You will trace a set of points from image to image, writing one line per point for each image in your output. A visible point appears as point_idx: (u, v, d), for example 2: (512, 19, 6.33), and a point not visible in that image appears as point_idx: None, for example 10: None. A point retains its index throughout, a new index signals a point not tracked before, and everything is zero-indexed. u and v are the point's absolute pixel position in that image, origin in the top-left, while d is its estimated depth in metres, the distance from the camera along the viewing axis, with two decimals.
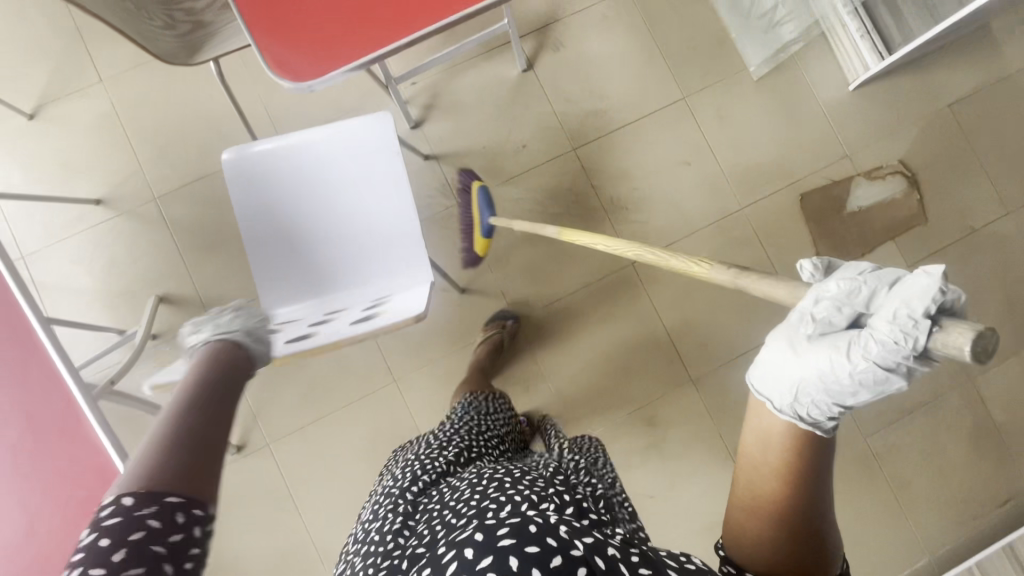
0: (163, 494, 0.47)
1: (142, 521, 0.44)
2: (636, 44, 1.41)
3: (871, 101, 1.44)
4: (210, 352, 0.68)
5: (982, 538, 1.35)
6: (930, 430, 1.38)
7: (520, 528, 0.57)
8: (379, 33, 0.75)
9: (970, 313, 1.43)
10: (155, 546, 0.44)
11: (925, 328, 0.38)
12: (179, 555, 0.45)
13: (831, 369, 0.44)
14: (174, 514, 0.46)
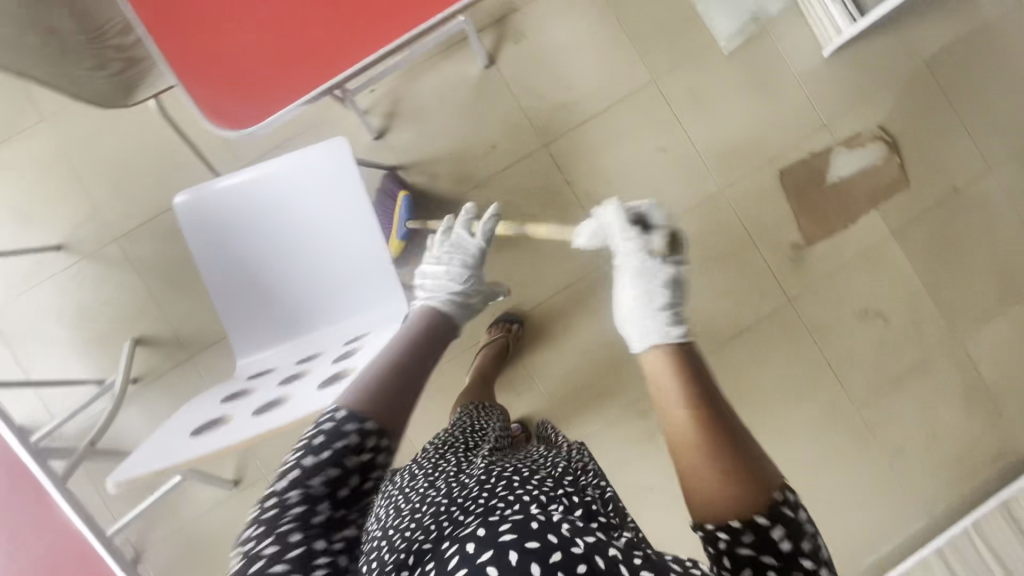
0: (363, 418, 0.56)
1: (343, 434, 0.54)
2: (600, 28, 1.35)
3: (846, 67, 1.39)
4: (426, 306, 0.75)
5: (978, 495, 1.37)
6: (921, 396, 1.39)
7: (522, 525, 0.54)
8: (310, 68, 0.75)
9: (958, 275, 1.41)
10: (350, 457, 0.54)
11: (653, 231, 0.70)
12: (364, 470, 0.54)
13: (636, 274, 0.67)
14: (368, 437, 0.55)
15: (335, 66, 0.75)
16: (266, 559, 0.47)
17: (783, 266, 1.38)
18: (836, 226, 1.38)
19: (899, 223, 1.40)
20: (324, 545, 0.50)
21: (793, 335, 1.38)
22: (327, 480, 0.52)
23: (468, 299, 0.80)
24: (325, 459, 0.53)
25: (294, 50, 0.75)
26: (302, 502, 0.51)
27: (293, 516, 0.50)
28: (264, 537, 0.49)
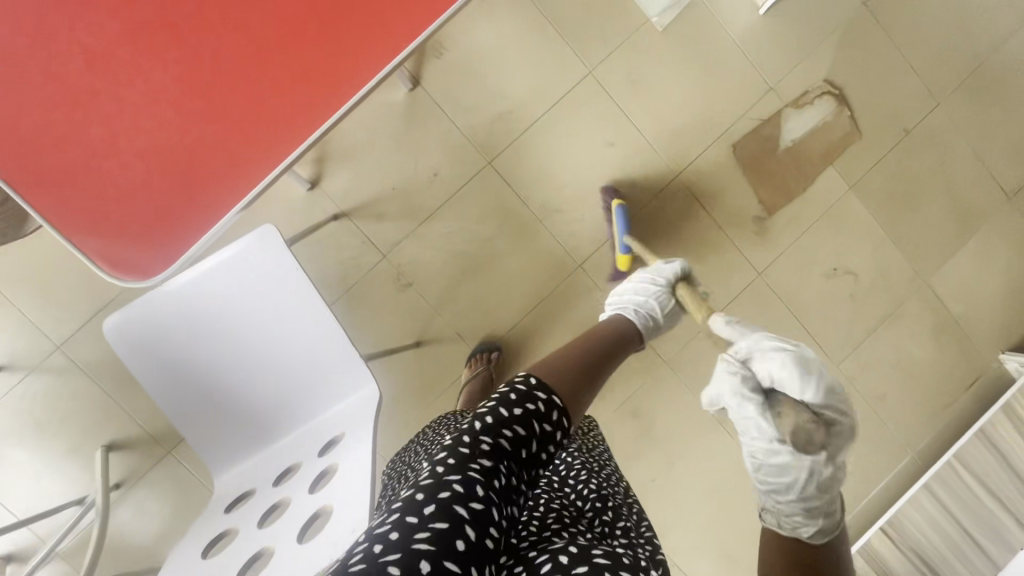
0: (552, 393, 0.56)
1: (534, 402, 0.54)
2: (525, 25, 1.25)
3: (785, 23, 1.33)
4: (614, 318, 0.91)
5: (957, 424, 1.44)
6: (897, 341, 1.42)
7: (610, 555, 0.55)
8: (216, 179, 0.61)
9: (919, 216, 1.41)
10: (543, 425, 0.54)
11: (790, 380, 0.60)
12: (543, 442, 0.54)
13: (764, 454, 0.58)
14: (553, 412, 0.55)
15: (243, 177, 0.61)
16: (458, 492, 0.47)
17: (750, 241, 1.36)
18: (796, 191, 1.36)
19: (856, 176, 1.38)
20: (500, 504, 0.49)
21: (769, 307, 1.38)
22: (513, 438, 0.52)
23: (656, 317, 0.92)
24: (514, 418, 0.53)
25: (185, 165, 0.61)
26: (492, 453, 0.50)
27: (480, 462, 0.50)
28: (454, 469, 0.49)
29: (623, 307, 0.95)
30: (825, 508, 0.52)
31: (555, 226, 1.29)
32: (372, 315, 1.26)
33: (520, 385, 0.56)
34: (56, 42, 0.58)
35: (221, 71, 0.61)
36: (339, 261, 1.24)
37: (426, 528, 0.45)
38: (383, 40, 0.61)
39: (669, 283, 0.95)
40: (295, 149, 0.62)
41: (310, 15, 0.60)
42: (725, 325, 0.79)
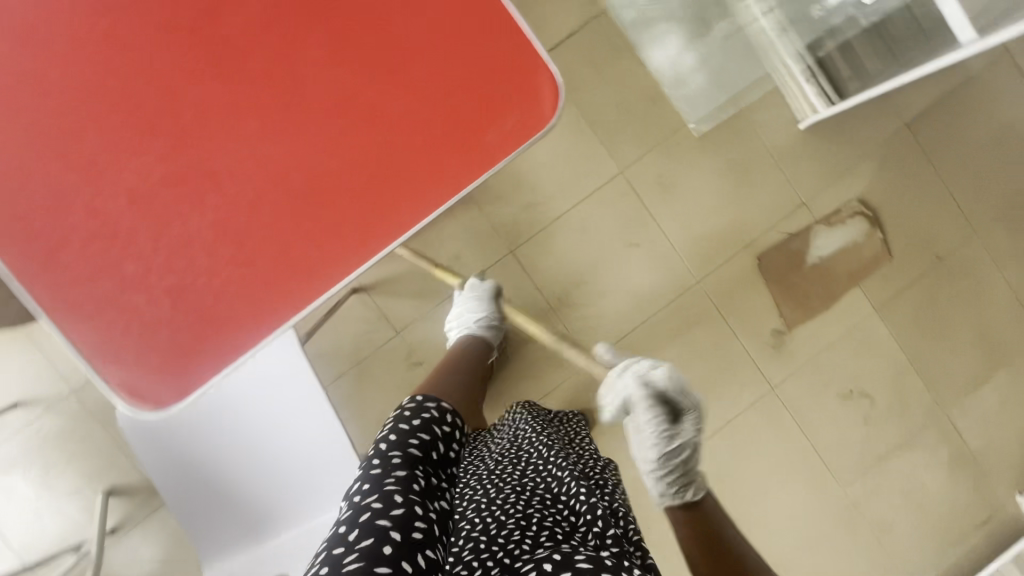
0: (441, 401, 0.80)
1: (428, 411, 0.77)
2: (561, 122, 1.29)
3: (825, 138, 1.32)
4: (464, 340, 1.08)
5: (966, 563, 1.39)
6: (908, 469, 1.38)
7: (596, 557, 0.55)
8: (238, 319, 0.63)
9: (944, 344, 1.38)
10: (438, 427, 0.75)
11: (659, 375, 0.82)
12: (446, 441, 0.76)
13: (657, 438, 0.80)
14: (445, 414, 0.79)
15: (264, 317, 0.63)
16: (377, 508, 0.58)
17: (764, 354, 1.34)
18: (817, 307, 1.34)
19: (882, 299, 1.36)
20: (420, 504, 0.62)
21: (777, 424, 1.35)
22: (418, 445, 0.70)
23: (487, 329, 1.10)
24: (416, 426, 0.73)
25: (212, 303, 0.62)
26: (402, 462, 0.65)
27: (394, 474, 0.63)
28: (370, 492, 0.60)
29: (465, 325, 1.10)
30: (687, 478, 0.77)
31: (569, 320, 1.30)
32: (379, 390, 1.27)
33: (412, 403, 0.77)
34: (105, 178, 0.61)
35: (254, 218, 0.62)
36: (353, 334, 1.26)
37: (354, 549, 0.53)
38: (413, 200, 0.63)
39: (488, 296, 1.12)
40: (316, 295, 0.63)
41: (347, 172, 0.63)
42: (608, 351, 1.01)
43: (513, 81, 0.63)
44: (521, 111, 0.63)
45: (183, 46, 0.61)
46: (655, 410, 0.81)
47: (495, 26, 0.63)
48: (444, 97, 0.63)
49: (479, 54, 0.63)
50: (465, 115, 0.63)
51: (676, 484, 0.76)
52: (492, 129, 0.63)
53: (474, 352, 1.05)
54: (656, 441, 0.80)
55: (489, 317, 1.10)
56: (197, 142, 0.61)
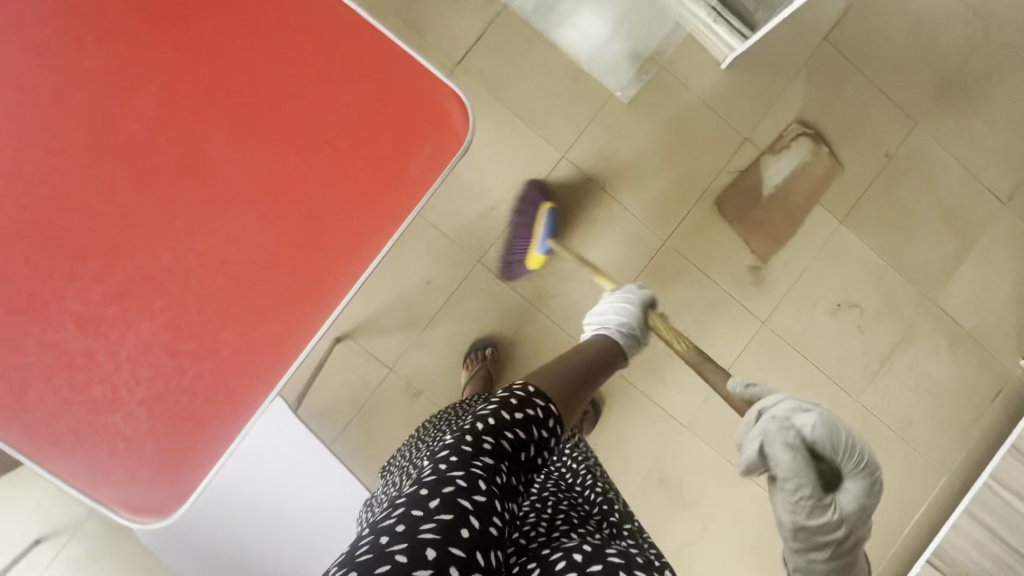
0: (549, 402, 0.66)
1: (533, 407, 0.64)
2: (494, 123, 1.29)
3: (750, 70, 1.33)
4: (602, 342, 0.95)
5: (989, 437, 1.42)
6: (912, 364, 1.41)
7: (628, 555, 0.58)
8: (217, 412, 0.63)
9: (915, 236, 1.40)
10: (540, 431, 0.64)
11: (809, 433, 0.65)
12: (539, 446, 0.64)
13: (801, 515, 0.64)
14: (549, 418, 0.66)
15: (244, 399, 0.63)
16: (462, 486, 0.54)
17: (747, 292, 1.36)
18: (785, 233, 1.36)
19: (844, 210, 1.38)
20: (501, 498, 0.57)
21: (777, 355, 1.37)
22: (513, 439, 0.61)
23: (627, 338, 0.99)
24: (516, 419, 0.62)
25: (187, 403, 0.63)
26: (492, 450, 0.59)
27: (482, 460, 0.57)
28: (458, 467, 0.56)
29: (602, 325, 1.01)
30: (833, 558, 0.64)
31: (552, 311, 1.31)
32: (388, 428, 1.27)
33: (520, 392, 0.66)
34: (44, 312, 0.60)
35: (206, 310, 0.63)
36: (347, 382, 1.26)
37: (432, 517, 0.51)
38: (360, 244, 0.64)
39: (638, 304, 1.01)
40: (291, 362, 0.64)
41: (285, 242, 0.63)
42: (742, 388, 0.80)
43: (422, 113, 0.64)
44: (433, 131, 0.64)
45: (87, 165, 0.61)
46: (800, 480, 0.64)
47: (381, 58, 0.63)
48: (360, 145, 0.63)
49: (386, 97, 0.64)
50: (382, 149, 0.64)
51: (816, 564, 0.64)
52: (413, 164, 0.64)
53: (602, 357, 0.91)
54: (791, 516, 0.64)
55: (632, 328, 0.99)
56: (132, 252, 0.62)
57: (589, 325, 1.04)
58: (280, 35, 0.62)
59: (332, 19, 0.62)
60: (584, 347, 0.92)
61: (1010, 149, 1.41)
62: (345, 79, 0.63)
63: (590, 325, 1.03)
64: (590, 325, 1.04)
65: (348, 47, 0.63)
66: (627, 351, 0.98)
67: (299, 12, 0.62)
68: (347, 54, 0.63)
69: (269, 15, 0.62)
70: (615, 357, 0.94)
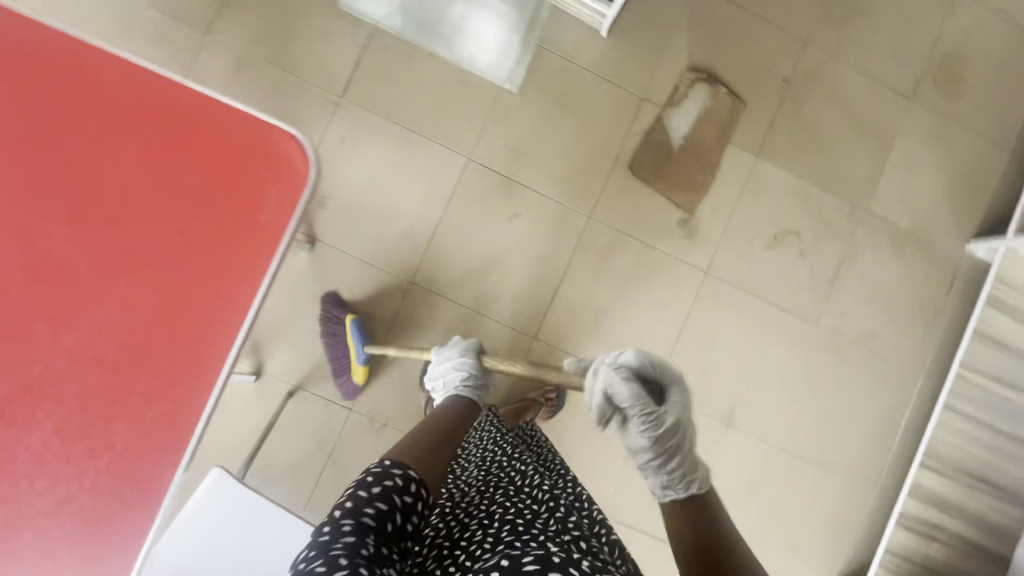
0: (408, 467, 0.66)
1: (392, 477, 0.64)
2: (393, 144, 1.29)
3: (630, 32, 1.34)
4: (450, 398, 0.93)
5: (953, 328, 1.42)
6: (862, 275, 1.41)
7: (546, 558, 0.59)
8: (134, 499, 0.62)
9: (832, 151, 1.41)
10: (404, 496, 0.63)
11: (644, 359, 0.75)
12: (406, 513, 0.62)
13: (643, 448, 0.72)
14: (412, 482, 0.65)
15: (163, 475, 0.63)
16: (321, 572, 0.53)
17: (683, 246, 1.36)
18: (705, 180, 1.36)
19: (758, 143, 1.38)
20: (375, 568, 0.55)
21: (728, 300, 1.37)
22: (376, 512, 0.60)
23: (472, 390, 0.97)
24: (375, 494, 0.61)
25: (97, 502, 0.61)
26: (352, 528, 0.58)
27: (344, 539, 0.56)
28: (315, 558, 0.54)
29: (448, 384, 0.99)
30: (690, 475, 0.70)
31: (496, 312, 1.31)
32: (361, 466, 1.26)
33: (377, 468, 0.65)
34: None
35: (92, 406, 0.62)
36: (309, 432, 1.25)
37: None
38: (229, 294, 0.63)
39: (467, 350, 1.02)
40: (197, 428, 0.63)
41: (156, 321, 0.62)
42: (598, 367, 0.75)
43: (261, 160, 0.64)
44: (276, 170, 0.64)
45: None
46: (640, 409, 0.72)
47: (202, 112, 0.64)
48: (206, 206, 0.63)
49: (221, 155, 0.64)
50: (227, 195, 0.63)
51: (675, 472, 0.70)
52: (263, 210, 0.63)
53: (457, 414, 0.87)
54: (645, 432, 0.72)
55: (476, 377, 0.99)
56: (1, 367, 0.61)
57: (438, 391, 1.00)
58: (93, 112, 0.62)
59: (142, 84, 0.63)
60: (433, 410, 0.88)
61: (902, 47, 1.42)
62: (170, 137, 0.63)
63: (438, 390, 1.00)
64: (435, 392, 1.01)
65: (165, 106, 0.64)
66: (479, 398, 0.97)
67: (107, 86, 0.63)
68: (172, 122, 0.64)
69: (81, 96, 0.62)
70: (470, 410, 0.90)
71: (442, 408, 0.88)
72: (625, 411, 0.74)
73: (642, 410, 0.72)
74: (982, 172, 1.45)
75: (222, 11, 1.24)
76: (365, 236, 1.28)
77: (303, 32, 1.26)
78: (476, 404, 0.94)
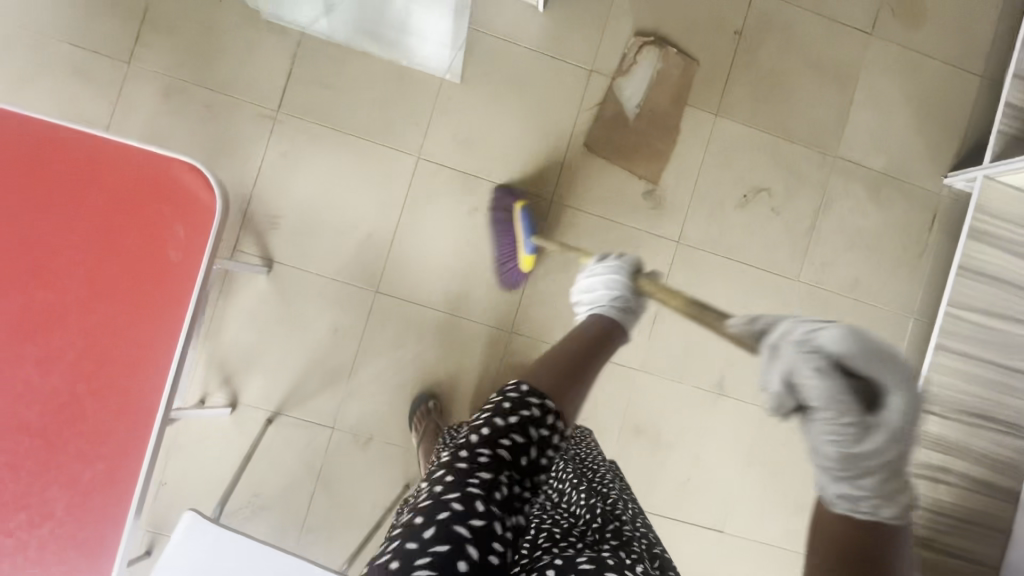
0: (544, 398, 0.61)
1: (528, 408, 0.59)
2: (338, 152, 1.24)
3: (567, 3, 1.28)
4: (592, 321, 0.79)
5: (938, 266, 1.38)
6: (840, 224, 1.37)
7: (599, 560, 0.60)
8: (97, 500, 0.74)
9: (794, 100, 1.35)
10: (539, 431, 0.59)
11: (849, 345, 0.46)
12: (541, 447, 0.59)
13: (836, 453, 0.48)
14: (548, 416, 0.60)
15: (123, 476, 0.75)
16: (456, 510, 0.53)
17: (651, 219, 1.31)
18: (665, 147, 1.31)
19: (716, 101, 1.33)
20: (502, 516, 0.55)
21: (704, 267, 1.33)
22: (512, 445, 0.57)
23: (621, 313, 0.80)
24: (511, 425, 0.58)
25: (65, 507, 0.73)
26: (489, 464, 0.56)
27: (479, 476, 0.55)
28: (453, 488, 0.55)
29: (593, 302, 0.83)
30: (888, 492, 0.48)
31: (468, 311, 1.27)
32: (352, 483, 1.24)
33: (513, 393, 0.61)
34: None
35: (49, 425, 0.74)
36: (295, 456, 1.23)
37: (427, 549, 0.52)
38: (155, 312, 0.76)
39: (624, 271, 0.82)
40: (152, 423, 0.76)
41: (98, 348, 0.75)
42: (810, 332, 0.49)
43: (169, 202, 0.77)
44: (181, 210, 0.77)
45: None
46: (834, 403, 0.47)
47: (99, 161, 0.76)
48: (129, 248, 0.76)
49: (135, 203, 0.77)
50: (132, 232, 0.76)
51: (866, 489, 0.48)
52: (173, 245, 0.77)
53: (597, 338, 0.76)
54: (837, 445, 0.48)
55: (626, 299, 0.81)
56: None
57: (581, 306, 0.86)
58: (24, 184, 0.75)
59: (55, 143, 0.76)
60: (575, 332, 0.76)
61: None
62: (89, 196, 0.76)
63: (582, 306, 0.86)
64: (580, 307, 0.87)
65: (82, 169, 0.76)
66: (628, 324, 0.81)
67: (18, 152, 0.75)
68: (90, 182, 0.76)
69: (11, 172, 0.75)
70: (607, 340, 0.77)
71: (580, 334, 0.76)
72: (811, 413, 0.49)
73: (841, 416, 0.47)
74: (953, 101, 1.39)
75: (141, 37, 1.20)
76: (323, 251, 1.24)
77: (227, 49, 1.22)
78: (622, 329, 0.80)
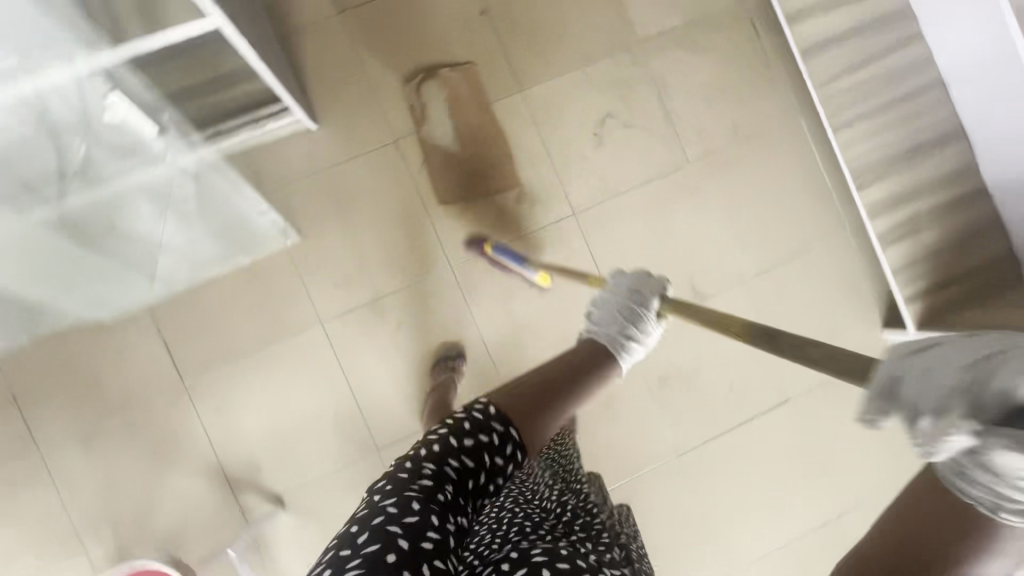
0: (508, 425, 0.65)
1: (488, 433, 0.63)
2: (258, 370, 1.25)
3: (333, 107, 1.28)
4: (594, 351, 0.83)
5: (787, 61, 1.40)
6: (687, 91, 1.38)
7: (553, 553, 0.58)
8: None
9: (570, 27, 1.35)
10: (493, 454, 0.62)
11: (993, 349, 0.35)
12: (490, 472, 0.62)
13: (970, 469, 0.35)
14: (504, 441, 0.64)
15: None
16: (391, 513, 0.55)
17: (538, 213, 1.32)
18: (502, 150, 1.32)
19: (511, 81, 1.33)
20: (442, 515, 0.57)
21: (610, 214, 1.35)
22: (460, 466, 0.60)
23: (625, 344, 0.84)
24: (464, 446, 0.61)
25: None
26: (433, 475, 0.59)
27: (421, 483, 0.58)
28: (388, 495, 0.57)
29: (604, 319, 0.87)
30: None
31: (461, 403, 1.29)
32: None
33: (477, 414, 0.64)
34: None
35: None
36: None
37: (359, 551, 0.52)
38: None
39: (646, 297, 0.88)
40: None
41: None
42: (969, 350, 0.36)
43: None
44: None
45: None
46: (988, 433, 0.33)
47: None
48: None
49: None
50: None
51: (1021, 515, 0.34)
52: None
53: (592, 358, 0.81)
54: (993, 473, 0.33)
55: (632, 326, 0.86)
56: None
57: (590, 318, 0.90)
58: None
59: None
60: (574, 355, 0.82)
61: None
62: None
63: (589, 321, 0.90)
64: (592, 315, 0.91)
65: None
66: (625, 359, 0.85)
67: None
68: None
69: None
70: (601, 371, 0.80)
71: (582, 354, 0.82)
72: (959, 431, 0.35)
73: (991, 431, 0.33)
74: None
75: (31, 419, 1.20)
76: (311, 453, 1.25)
77: (103, 368, 1.22)
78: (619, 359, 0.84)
